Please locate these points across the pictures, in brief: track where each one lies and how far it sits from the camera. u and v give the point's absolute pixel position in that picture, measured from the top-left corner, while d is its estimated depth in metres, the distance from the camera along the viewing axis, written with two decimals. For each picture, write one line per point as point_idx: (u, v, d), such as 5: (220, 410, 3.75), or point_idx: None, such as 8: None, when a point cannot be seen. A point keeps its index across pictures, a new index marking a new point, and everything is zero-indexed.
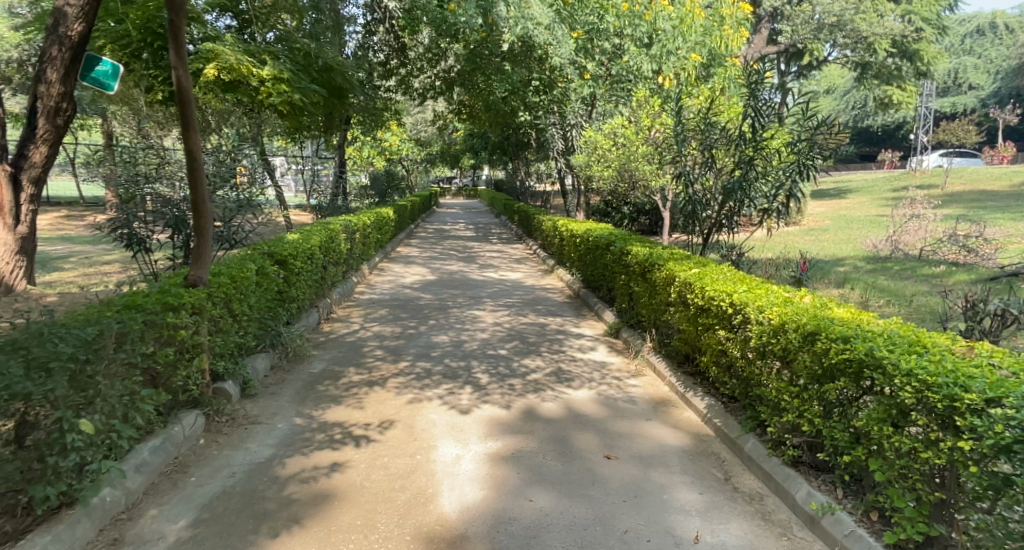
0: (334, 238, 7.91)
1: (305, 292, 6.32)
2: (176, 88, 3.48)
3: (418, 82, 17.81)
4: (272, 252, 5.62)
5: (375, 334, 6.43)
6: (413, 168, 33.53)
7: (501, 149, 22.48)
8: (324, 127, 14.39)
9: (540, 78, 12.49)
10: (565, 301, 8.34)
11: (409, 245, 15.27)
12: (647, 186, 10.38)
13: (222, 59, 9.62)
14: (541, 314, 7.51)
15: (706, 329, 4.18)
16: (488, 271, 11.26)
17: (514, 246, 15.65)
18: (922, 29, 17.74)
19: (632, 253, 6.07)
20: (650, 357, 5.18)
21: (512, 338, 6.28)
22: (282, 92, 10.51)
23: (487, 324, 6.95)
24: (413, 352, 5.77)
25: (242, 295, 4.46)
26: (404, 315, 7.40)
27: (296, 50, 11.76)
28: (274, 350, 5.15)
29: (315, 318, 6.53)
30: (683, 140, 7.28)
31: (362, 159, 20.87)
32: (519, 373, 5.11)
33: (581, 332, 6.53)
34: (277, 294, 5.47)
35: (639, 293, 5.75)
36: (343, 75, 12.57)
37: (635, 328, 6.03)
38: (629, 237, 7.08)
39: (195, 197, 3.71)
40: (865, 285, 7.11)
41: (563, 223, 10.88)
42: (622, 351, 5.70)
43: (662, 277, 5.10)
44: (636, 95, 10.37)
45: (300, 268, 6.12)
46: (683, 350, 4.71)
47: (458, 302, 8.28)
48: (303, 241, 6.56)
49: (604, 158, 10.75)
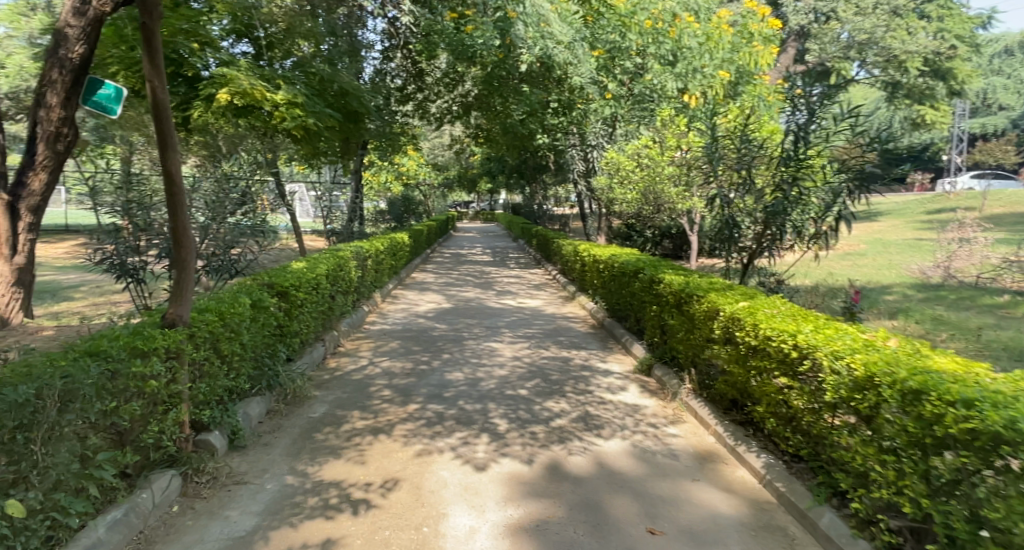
0: (343, 266, 7.51)
1: (309, 326, 5.86)
2: (151, 101, 3.08)
3: (435, 106, 17.57)
4: (272, 283, 5.20)
5: (384, 371, 5.93)
6: (430, 192, 33.39)
7: (519, 173, 22.18)
8: (341, 152, 14.03)
9: (560, 98, 12.11)
10: (588, 331, 7.79)
11: (424, 271, 14.88)
12: (673, 209, 9.89)
13: (235, 83, 9.43)
14: (563, 347, 6.96)
15: (761, 372, 3.62)
16: (507, 298, 10.76)
17: (533, 271, 15.19)
18: (956, 47, 17.22)
19: (665, 282, 5.55)
20: (689, 400, 4.62)
21: (533, 375, 5.73)
22: (297, 117, 10.17)
23: (506, 358, 6.42)
24: (424, 392, 5.24)
25: (233, 332, 4.01)
26: (417, 348, 6.90)
27: (312, 75, 11.56)
28: (270, 392, 4.67)
29: (320, 354, 6.06)
30: (719, 159, 6.80)
31: (379, 184, 20.67)
32: (542, 419, 4.55)
33: (608, 369, 5.95)
34: (277, 330, 5.03)
35: (673, 327, 5.20)
36: (359, 99, 12.31)
37: (669, 365, 5.47)
38: (659, 264, 6.54)
39: (175, 226, 3.29)
40: (922, 316, 6.48)
41: (585, 247, 10.40)
42: (655, 392, 5.13)
43: (702, 309, 4.56)
44: (660, 114, 9.86)
45: (304, 300, 5.68)
46: (729, 393, 4.14)
47: (474, 333, 7.76)
48: (309, 270, 6.13)
49: (627, 180, 10.29)
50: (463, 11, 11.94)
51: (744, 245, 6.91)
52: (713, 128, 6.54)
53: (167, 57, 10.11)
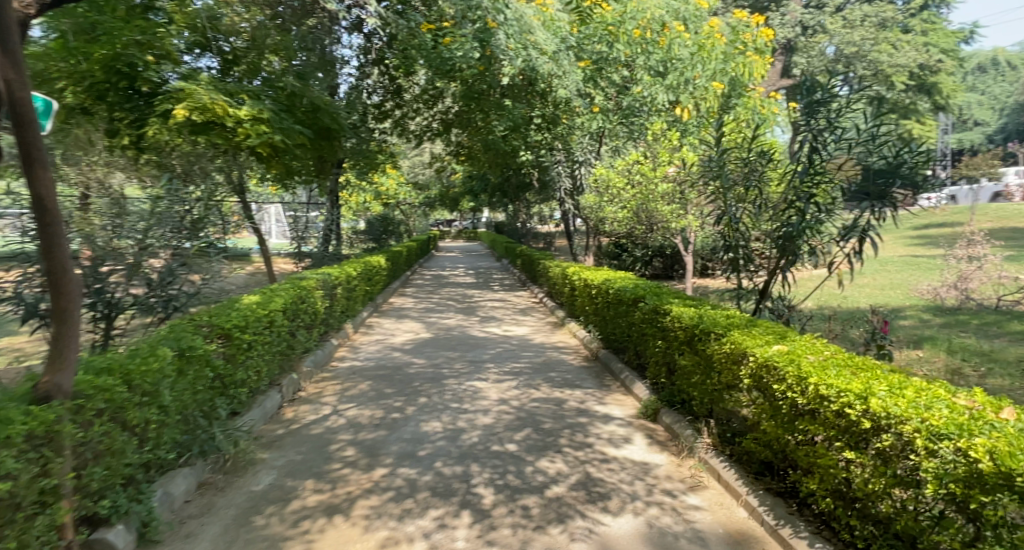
0: (306, 297, 6.73)
1: (263, 371, 5.10)
2: (12, 105, 2.37)
3: (414, 124, 16.85)
4: (214, 326, 4.46)
5: (349, 422, 5.10)
6: (410, 212, 32.55)
7: (501, 191, 21.54)
8: (317, 172, 13.35)
9: (544, 114, 11.44)
10: (581, 365, 7.06)
11: (403, 295, 14.05)
12: (667, 228, 9.29)
13: (194, 98, 8.76)
14: (555, 386, 6.18)
15: (811, 437, 2.89)
16: (491, 326, 9.98)
17: (518, 294, 14.45)
18: (941, 61, 17.09)
19: (671, 315, 4.85)
20: (708, 457, 3.88)
21: (522, 425, 4.95)
22: (262, 133, 9.51)
23: (490, 401, 5.63)
24: (393, 451, 4.43)
25: (148, 395, 3.20)
26: (389, 390, 6.08)
27: (280, 90, 10.79)
28: (204, 461, 3.86)
29: (275, 403, 5.29)
30: (729, 171, 6.07)
31: (357, 204, 19.82)
32: (535, 486, 3.77)
33: (608, 414, 5.18)
34: (216, 383, 4.27)
35: (685, 368, 4.48)
36: (332, 115, 11.47)
37: (678, 411, 4.73)
38: (661, 292, 5.87)
39: (53, 267, 2.52)
40: (951, 346, 5.85)
41: (574, 270, 9.73)
42: (666, 444, 4.38)
43: (723, 350, 3.84)
44: (650, 127, 9.42)
45: (256, 343, 4.92)
46: (761, 453, 3.43)
47: (455, 369, 6.96)
48: (260, 307, 5.33)
49: (618, 198, 9.68)
50: (439, 22, 11.38)
51: (755, 269, 6.20)
52: (720, 138, 5.84)
53: (119, 71, 9.22)
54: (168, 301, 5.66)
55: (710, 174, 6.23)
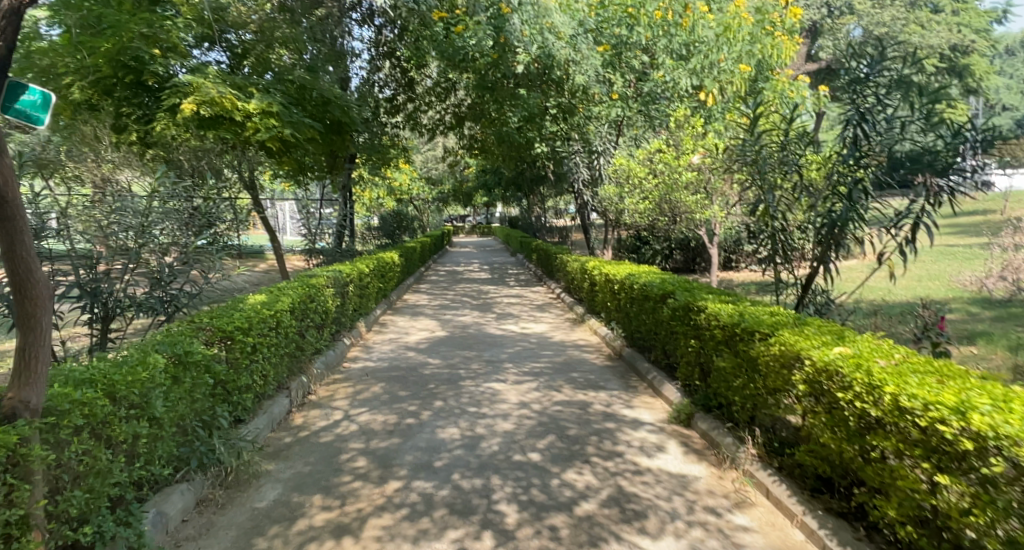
0: (315, 295, 6.44)
1: (270, 375, 4.81)
2: None
3: (426, 118, 16.49)
4: (214, 329, 4.17)
5: (360, 429, 4.78)
6: (423, 207, 32.27)
7: (516, 185, 21.15)
8: (328, 168, 13.10)
9: (561, 103, 11.03)
10: (604, 364, 6.71)
11: (417, 291, 13.78)
12: (691, 219, 8.91)
13: (202, 92, 8.43)
14: (579, 387, 5.82)
15: (883, 453, 2.55)
16: (508, 322, 9.65)
17: (534, 289, 14.11)
18: (973, 42, 16.40)
19: (706, 311, 4.46)
20: (752, 468, 3.53)
21: (546, 431, 4.60)
22: (272, 127, 9.21)
23: (511, 405, 5.28)
24: (407, 461, 4.11)
25: (137, 408, 2.91)
26: (403, 393, 5.76)
27: (288, 83, 10.40)
28: (203, 475, 3.58)
29: (283, 408, 5.01)
30: (768, 154, 5.45)
31: (370, 200, 19.54)
32: (563, 503, 3.43)
33: (637, 418, 4.81)
34: (216, 389, 3.99)
35: (722, 370, 4.12)
36: (343, 108, 11.16)
37: (714, 415, 4.37)
38: (691, 287, 5.49)
39: (15, 267, 2.23)
40: (1010, 342, 5.39)
41: (594, 264, 9.35)
42: (704, 453, 4.01)
43: (769, 352, 3.48)
44: (674, 114, 9.17)
45: (262, 345, 4.62)
46: (816, 466, 3.08)
47: (472, 370, 6.61)
48: (267, 306, 5.03)
49: (639, 189, 9.32)
50: (451, 11, 11.06)
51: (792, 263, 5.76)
52: (757, 117, 5.26)
53: (126, 65, 8.86)
54: (167, 299, 5.24)
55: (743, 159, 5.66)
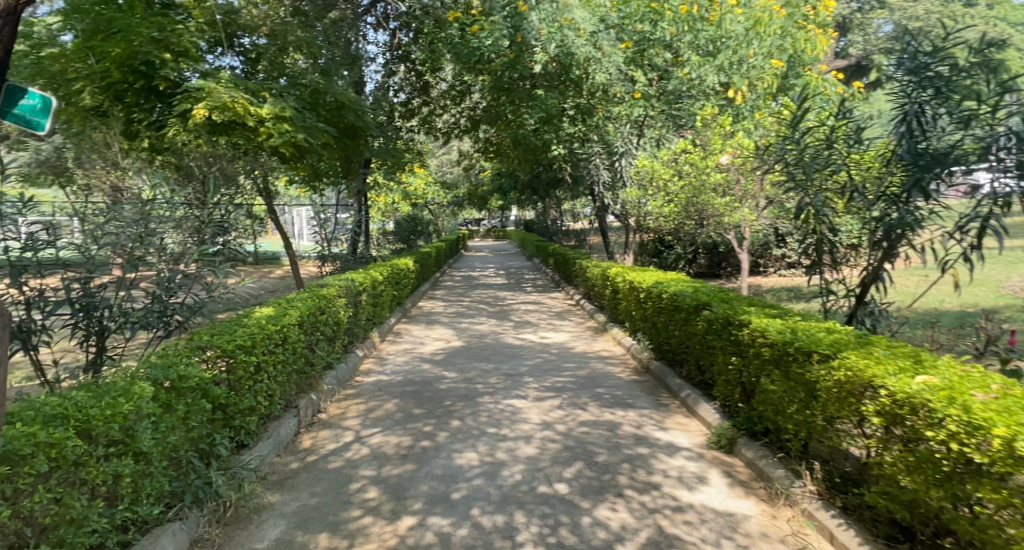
0: (326, 306, 6.12)
1: (276, 394, 4.48)
2: None
3: (441, 121, 16.20)
4: (212, 349, 3.84)
5: (372, 453, 4.43)
6: (438, 212, 32.02)
7: (532, 188, 20.82)
8: (343, 173, 12.88)
9: (580, 103, 10.68)
10: (631, 378, 6.31)
11: (433, 298, 13.47)
12: (719, 223, 8.53)
13: (213, 97, 8.14)
14: (606, 406, 5.42)
15: (994, 508, 2.14)
16: (527, 331, 9.28)
17: (553, 295, 13.73)
18: (1011, 35, 15.75)
19: (751, 327, 4.04)
20: (812, 508, 3.12)
21: (573, 458, 4.21)
22: (285, 132, 8.98)
23: (533, 426, 4.90)
24: (421, 493, 3.75)
25: (119, 443, 2.62)
26: (418, 411, 5.40)
27: (302, 87, 10.20)
28: (199, 511, 3.25)
29: (291, 429, 4.69)
30: (815, 150, 4.92)
31: (385, 205, 19.27)
32: (596, 546, 3.05)
33: (672, 443, 4.42)
34: (216, 414, 3.66)
35: (770, 392, 3.71)
36: (358, 112, 10.88)
37: (761, 442, 3.96)
38: (728, 298, 5.08)
39: None
40: None
41: (616, 271, 8.94)
42: (751, 486, 3.61)
43: (831, 377, 3.07)
44: (700, 113, 8.96)
45: (267, 363, 4.29)
46: (891, 510, 2.67)
47: (490, 384, 6.24)
48: (274, 321, 4.71)
49: (664, 191, 8.93)
50: (467, 11, 10.78)
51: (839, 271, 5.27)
52: (803, 111, 4.75)
53: (135, 70, 8.62)
54: (169, 312, 4.71)
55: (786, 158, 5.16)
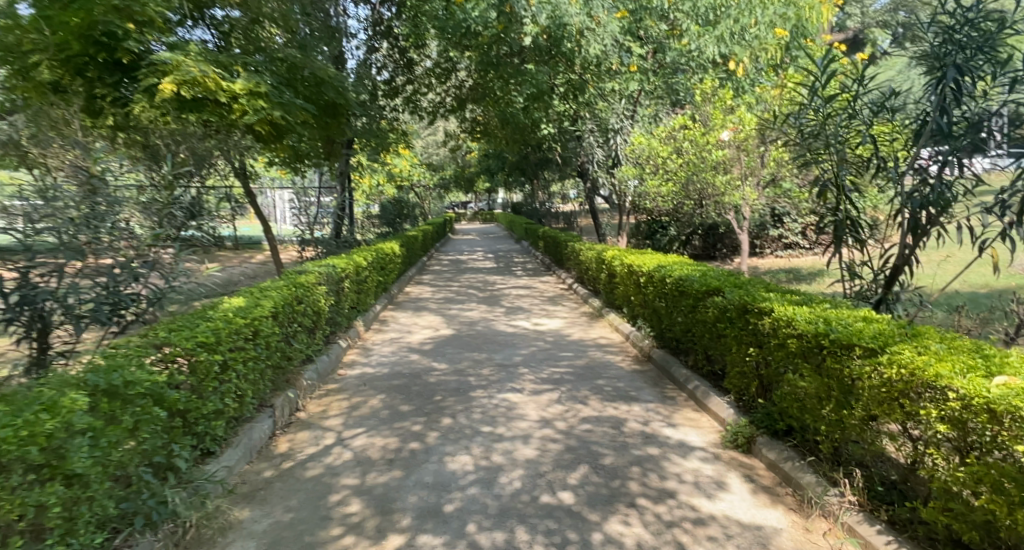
0: (304, 295, 5.65)
1: (247, 395, 4.05)
2: None
3: (426, 100, 15.58)
4: (169, 347, 3.39)
5: (355, 458, 4.02)
6: (424, 195, 31.39)
7: (520, 170, 20.25)
8: (325, 154, 12.23)
9: (571, 79, 10.06)
10: (633, 368, 5.94)
11: (420, 283, 13.01)
12: (719, 201, 8.18)
13: (182, 71, 7.46)
14: (608, 399, 5.04)
15: None
16: (519, 317, 8.88)
17: (544, 279, 13.32)
18: None
19: (774, 315, 3.65)
20: (853, 521, 2.75)
21: (577, 460, 3.83)
22: (260, 109, 8.32)
23: (531, 423, 4.52)
24: (410, 505, 3.35)
25: (45, 466, 2.25)
26: (405, 408, 4.99)
27: (278, 62, 9.52)
28: (153, 535, 2.83)
29: (266, 431, 4.26)
30: (840, 119, 4.49)
31: (370, 187, 18.67)
32: None
33: (684, 442, 4.06)
34: (173, 421, 3.22)
35: (798, 387, 3.34)
36: (337, 88, 10.30)
37: (786, 443, 3.60)
38: (742, 283, 4.70)
39: None
40: None
41: (613, 253, 8.53)
42: (777, 493, 3.25)
43: (878, 374, 2.71)
44: (700, 87, 8.56)
45: (235, 361, 3.84)
46: (953, 530, 2.31)
47: (483, 377, 5.83)
48: (244, 314, 4.24)
49: (663, 170, 8.53)
50: None
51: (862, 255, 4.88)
52: (830, 76, 4.30)
53: (96, 41, 7.86)
54: (121, 307, 4.22)
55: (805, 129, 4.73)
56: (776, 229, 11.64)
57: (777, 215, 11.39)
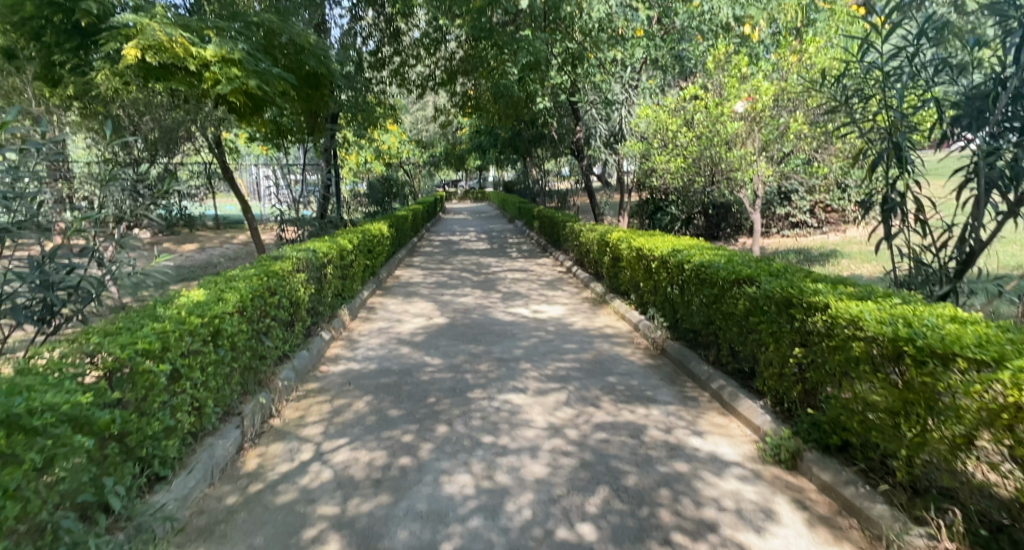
0: (280, 284, 5.02)
1: (207, 405, 3.44)
2: None
3: (414, 73, 14.77)
4: (103, 356, 2.75)
5: (335, 479, 3.44)
6: (414, 173, 30.54)
7: (512, 148, 19.42)
8: (308, 130, 11.42)
9: (569, 47, 9.29)
10: (645, 362, 5.39)
11: (410, 266, 12.38)
12: (733, 178, 7.57)
13: (146, 34, 6.63)
14: (622, 401, 4.49)
15: None
16: (517, 304, 8.30)
17: (540, 261, 12.74)
18: None
19: (830, 312, 3.10)
20: None
21: (594, 481, 3.27)
22: (234, 78, 7.44)
23: (538, 432, 3.96)
24: (399, 543, 2.79)
25: None
26: (395, 413, 4.41)
27: (254, 27, 8.57)
28: None
29: (231, 446, 3.66)
30: (898, 81, 4.02)
31: (357, 164, 17.85)
32: None
33: (715, 455, 3.51)
34: (107, 448, 2.61)
35: (863, 399, 2.83)
36: (319, 57, 9.44)
37: (839, 461, 3.08)
38: (778, 272, 4.16)
39: None
40: None
41: (618, 235, 7.94)
42: (839, 526, 2.73)
43: (995, 394, 2.20)
44: (713, 53, 7.90)
45: (190, 369, 3.24)
46: None
47: (481, 374, 5.26)
48: (204, 309, 3.63)
49: (672, 144, 7.90)
50: None
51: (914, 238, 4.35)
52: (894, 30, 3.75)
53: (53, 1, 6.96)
54: (56, 307, 3.48)
55: (859, 93, 4.27)
56: (783, 207, 11.03)
57: (784, 192, 10.79)
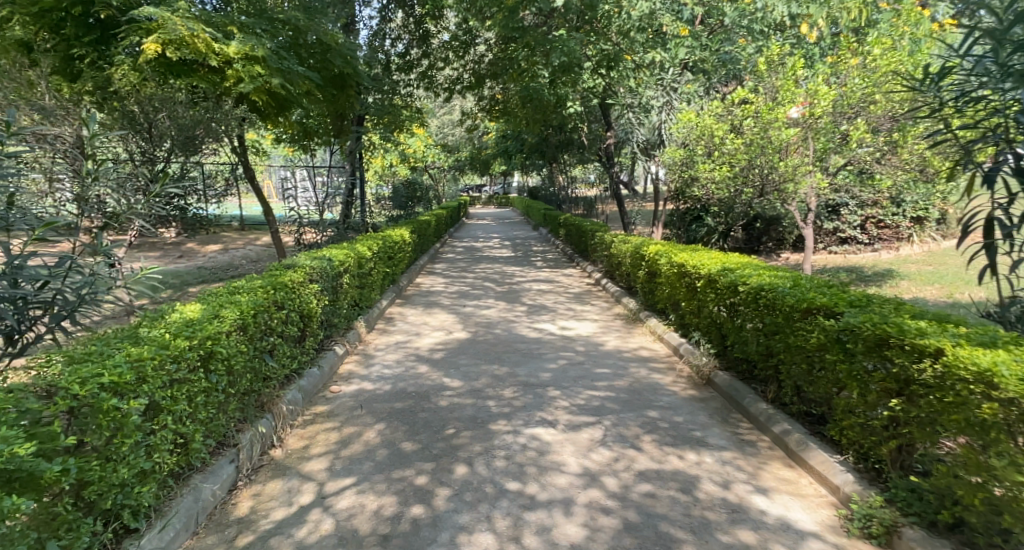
0: (288, 297, 4.56)
1: (193, 441, 2.99)
2: None
3: (442, 75, 14.35)
4: (61, 392, 2.31)
5: (337, 531, 2.96)
6: (439, 176, 30.21)
7: (539, 153, 18.89)
8: (334, 132, 11.07)
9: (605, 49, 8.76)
10: (690, 395, 4.80)
11: (431, 274, 11.94)
12: (784, 190, 6.92)
13: (166, 29, 6.17)
14: (667, 442, 3.92)
15: None
16: (544, 319, 7.76)
17: (566, 272, 12.17)
18: None
19: (950, 363, 2.53)
20: None
21: None
22: (257, 76, 6.99)
23: (572, 480, 3.42)
24: None
25: None
26: (408, 447, 3.90)
27: (278, 24, 8.20)
28: None
29: (220, 487, 3.19)
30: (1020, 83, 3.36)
31: (382, 167, 17.50)
32: None
33: (788, 522, 2.92)
34: (55, 506, 2.14)
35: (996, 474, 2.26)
36: (346, 57, 9.02)
37: (952, 543, 2.50)
38: (859, 303, 3.58)
39: None
40: None
41: (655, 248, 7.36)
42: None
43: None
44: (765, 54, 7.28)
45: (174, 402, 2.79)
46: None
47: (505, 401, 4.73)
48: (200, 331, 3.18)
49: (716, 152, 7.30)
50: None
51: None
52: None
53: None
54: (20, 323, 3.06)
55: (963, 97, 3.72)
56: (831, 221, 10.32)
57: (833, 205, 10.10)
